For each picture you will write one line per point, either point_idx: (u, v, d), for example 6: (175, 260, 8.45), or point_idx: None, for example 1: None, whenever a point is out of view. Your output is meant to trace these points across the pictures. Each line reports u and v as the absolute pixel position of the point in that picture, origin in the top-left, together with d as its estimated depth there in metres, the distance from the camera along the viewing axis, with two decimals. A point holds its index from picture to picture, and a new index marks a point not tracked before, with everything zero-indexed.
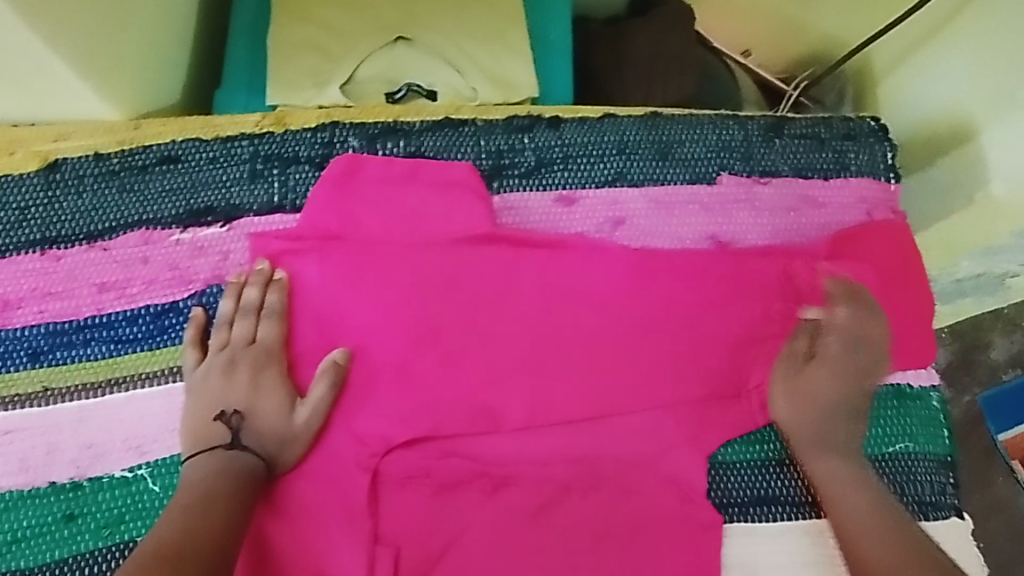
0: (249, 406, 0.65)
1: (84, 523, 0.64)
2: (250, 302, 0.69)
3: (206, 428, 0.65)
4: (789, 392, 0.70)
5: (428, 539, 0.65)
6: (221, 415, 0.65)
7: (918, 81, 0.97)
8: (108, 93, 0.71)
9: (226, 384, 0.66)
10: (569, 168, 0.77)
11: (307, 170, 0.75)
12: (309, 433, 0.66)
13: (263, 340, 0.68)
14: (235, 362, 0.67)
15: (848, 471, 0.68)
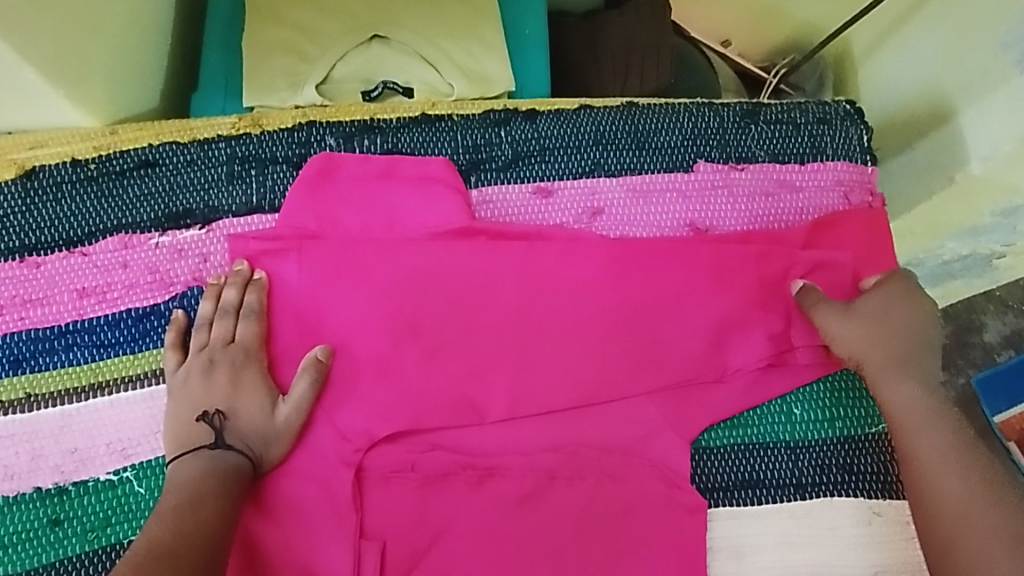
0: (230, 405, 0.65)
1: (71, 527, 0.64)
2: (228, 303, 0.69)
3: (190, 429, 0.65)
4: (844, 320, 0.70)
5: (415, 532, 0.65)
6: (204, 416, 0.65)
7: (893, 65, 0.98)
8: (82, 100, 0.71)
9: (208, 384, 0.66)
10: (546, 160, 0.78)
11: (284, 170, 0.76)
12: (292, 431, 0.66)
13: (242, 340, 0.68)
14: (216, 362, 0.67)
15: (919, 409, 0.67)
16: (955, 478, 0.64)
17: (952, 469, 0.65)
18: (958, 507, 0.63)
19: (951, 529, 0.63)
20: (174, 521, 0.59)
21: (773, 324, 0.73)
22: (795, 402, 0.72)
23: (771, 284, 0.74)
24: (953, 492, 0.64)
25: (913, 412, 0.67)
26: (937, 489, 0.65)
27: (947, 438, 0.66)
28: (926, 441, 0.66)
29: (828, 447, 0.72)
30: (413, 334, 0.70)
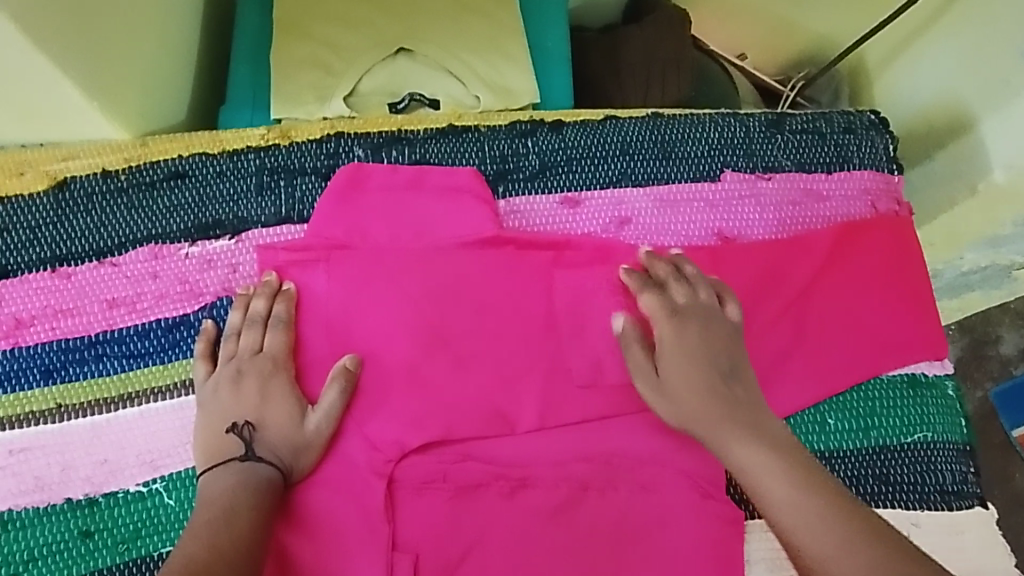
0: (259, 417, 0.65)
1: (101, 539, 0.64)
2: (257, 313, 0.69)
3: (220, 440, 0.64)
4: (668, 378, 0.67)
5: (447, 544, 0.64)
6: (233, 428, 0.65)
7: (910, 77, 0.98)
8: (115, 113, 0.72)
9: (237, 394, 0.66)
10: (573, 171, 0.78)
11: (313, 181, 0.76)
12: (321, 440, 0.65)
13: (270, 350, 0.68)
14: (244, 372, 0.67)
15: (744, 454, 0.63)
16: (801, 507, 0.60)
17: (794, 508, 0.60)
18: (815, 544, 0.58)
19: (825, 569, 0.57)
20: (207, 533, 0.58)
21: (803, 333, 0.72)
22: (828, 412, 0.71)
23: (800, 293, 0.74)
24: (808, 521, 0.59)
25: (743, 459, 0.63)
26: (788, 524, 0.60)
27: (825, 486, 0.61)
28: (766, 478, 0.62)
29: (863, 457, 0.71)
30: (442, 343, 0.70)
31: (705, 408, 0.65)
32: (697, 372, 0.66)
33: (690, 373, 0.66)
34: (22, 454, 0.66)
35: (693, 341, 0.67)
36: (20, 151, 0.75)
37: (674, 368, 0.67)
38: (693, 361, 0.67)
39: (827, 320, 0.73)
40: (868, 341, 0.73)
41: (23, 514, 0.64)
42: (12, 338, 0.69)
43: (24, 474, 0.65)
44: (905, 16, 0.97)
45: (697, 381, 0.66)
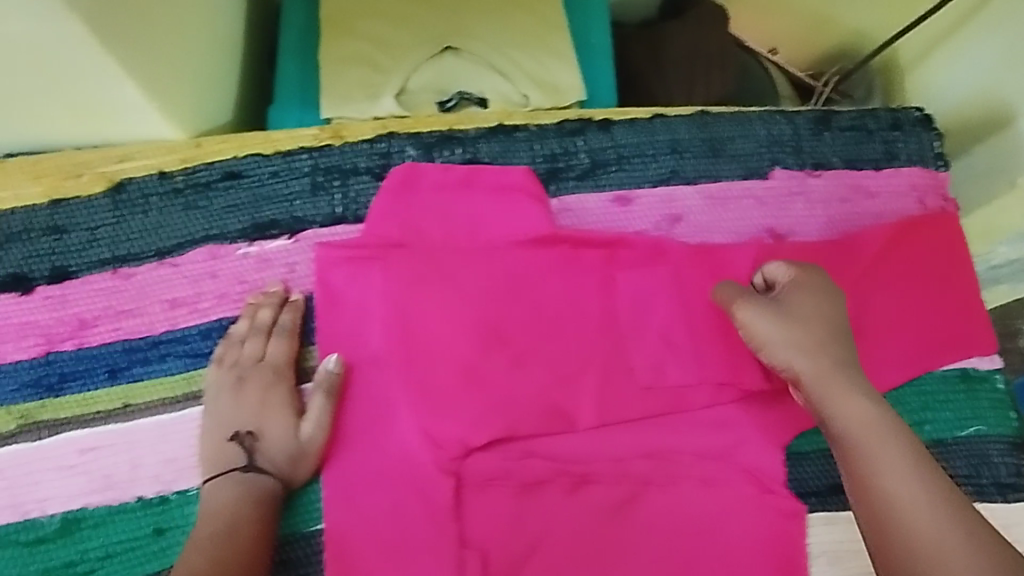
0: (259, 426, 0.67)
1: (174, 535, 0.64)
2: (262, 323, 0.70)
3: (220, 448, 0.66)
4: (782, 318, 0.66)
5: (513, 539, 0.65)
6: (235, 436, 0.66)
7: (944, 75, 0.99)
8: (171, 113, 0.73)
9: (238, 402, 0.67)
10: (624, 169, 0.79)
11: (367, 181, 0.76)
12: (317, 448, 0.66)
13: (273, 358, 0.70)
14: (245, 378, 0.68)
15: (864, 423, 0.61)
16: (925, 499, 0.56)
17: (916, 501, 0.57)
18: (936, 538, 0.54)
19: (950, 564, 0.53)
20: (213, 548, 0.60)
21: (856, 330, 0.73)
22: None
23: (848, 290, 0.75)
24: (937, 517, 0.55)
25: (864, 429, 0.60)
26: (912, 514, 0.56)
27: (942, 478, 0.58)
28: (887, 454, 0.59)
29: None
30: (500, 341, 0.71)
31: (814, 355, 0.64)
32: (819, 318, 0.66)
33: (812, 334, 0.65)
34: (91, 453, 0.66)
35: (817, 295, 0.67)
36: (76, 152, 0.75)
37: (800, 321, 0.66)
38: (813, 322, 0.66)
39: (878, 317, 0.74)
40: (920, 336, 0.74)
41: (95, 512, 0.65)
42: (76, 339, 0.70)
43: (94, 473, 0.66)
44: (937, 16, 0.97)
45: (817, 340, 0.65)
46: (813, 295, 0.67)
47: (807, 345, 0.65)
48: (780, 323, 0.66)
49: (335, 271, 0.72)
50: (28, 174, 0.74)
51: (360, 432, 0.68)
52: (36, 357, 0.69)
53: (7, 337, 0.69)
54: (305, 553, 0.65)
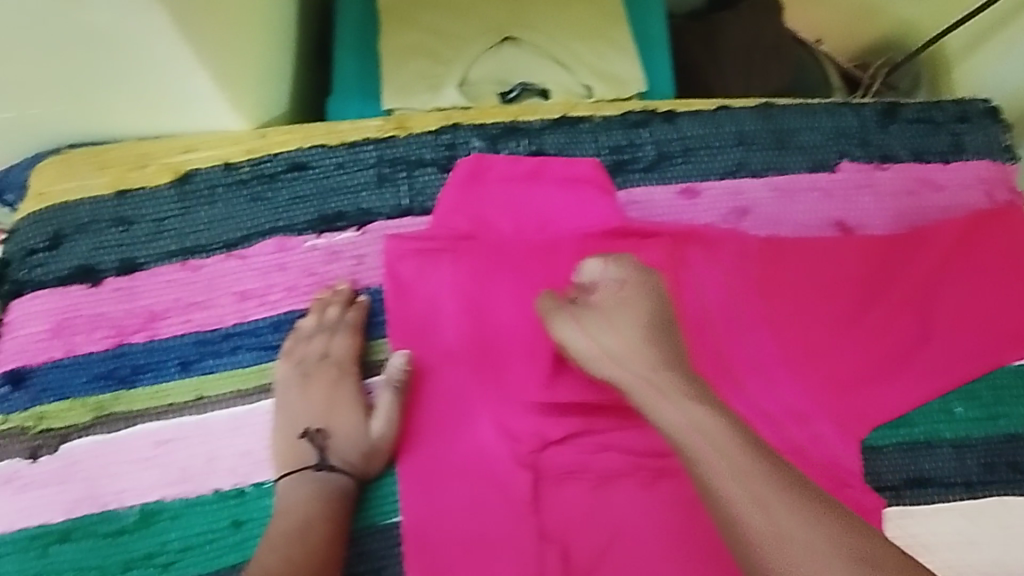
0: (327, 423, 0.66)
1: (252, 528, 0.64)
2: (328, 321, 0.69)
3: (293, 445, 0.65)
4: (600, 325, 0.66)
5: (593, 532, 0.65)
6: (306, 434, 0.66)
7: (999, 64, 0.98)
8: (237, 104, 0.73)
9: (306, 399, 0.67)
10: (690, 161, 0.78)
11: (433, 172, 0.76)
12: (388, 445, 0.66)
13: (337, 355, 0.68)
14: (310, 375, 0.67)
15: (695, 426, 0.58)
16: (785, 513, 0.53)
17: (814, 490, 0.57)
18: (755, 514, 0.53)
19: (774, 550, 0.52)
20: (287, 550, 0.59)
21: (926, 325, 0.73)
22: (954, 401, 0.72)
23: (917, 284, 0.74)
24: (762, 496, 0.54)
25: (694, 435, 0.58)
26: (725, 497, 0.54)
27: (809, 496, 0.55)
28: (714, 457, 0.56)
29: (994, 445, 0.71)
30: None
31: (636, 360, 0.63)
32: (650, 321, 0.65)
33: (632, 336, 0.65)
34: (167, 445, 0.66)
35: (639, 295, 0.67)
36: (141, 143, 0.75)
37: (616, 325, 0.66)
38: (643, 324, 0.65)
39: (948, 311, 0.74)
40: (992, 329, 0.73)
41: (173, 505, 0.64)
42: (147, 331, 0.69)
43: (170, 466, 0.65)
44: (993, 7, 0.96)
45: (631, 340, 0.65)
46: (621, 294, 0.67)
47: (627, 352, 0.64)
48: (592, 331, 0.65)
49: (404, 262, 0.72)
50: (93, 164, 0.74)
51: (435, 424, 0.68)
52: (107, 349, 0.69)
53: (78, 330, 0.69)
54: (382, 546, 0.64)
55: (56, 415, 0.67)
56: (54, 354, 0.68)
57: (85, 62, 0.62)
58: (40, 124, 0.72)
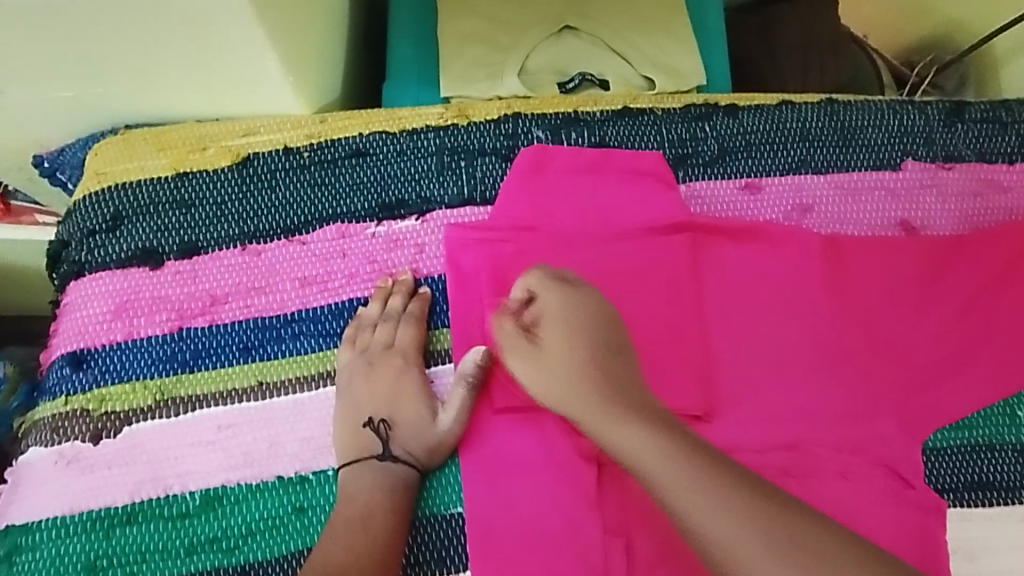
0: (392, 414, 0.67)
1: (315, 514, 0.64)
2: (394, 311, 0.69)
3: (356, 434, 0.65)
4: (528, 359, 0.66)
5: (657, 528, 0.64)
6: (369, 423, 0.66)
7: None
8: (300, 88, 0.72)
9: (370, 388, 0.67)
10: (753, 156, 0.77)
11: (494, 161, 0.75)
12: (452, 440, 0.66)
13: (401, 346, 0.69)
14: (375, 364, 0.67)
15: (605, 414, 0.61)
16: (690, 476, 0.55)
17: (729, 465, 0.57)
18: (691, 507, 0.54)
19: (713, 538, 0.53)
20: (351, 539, 0.60)
21: (992, 327, 0.72)
22: (1018, 405, 0.71)
23: (983, 286, 0.73)
24: (679, 481, 0.55)
25: (601, 422, 0.61)
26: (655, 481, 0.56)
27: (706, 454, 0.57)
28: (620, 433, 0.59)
29: None
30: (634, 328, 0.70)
31: (580, 390, 0.63)
32: (562, 353, 0.66)
33: (546, 369, 0.66)
34: (230, 430, 0.66)
35: (569, 313, 0.67)
36: (200, 126, 0.75)
37: (527, 365, 0.66)
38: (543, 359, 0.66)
39: (1014, 314, 0.73)
40: None
41: (236, 490, 0.64)
42: (208, 315, 0.69)
43: (233, 450, 0.65)
44: None
45: (548, 372, 0.65)
46: (562, 318, 0.67)
47: (570, 380, 0.64)
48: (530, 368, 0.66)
49: (467, 250, 0.71)
50: (153, 145, 0.74)
51: (498, 415, 0.67)
52: (168, 332, 0.68)
53: (140, 312, 0.69)
54: (445, 536, 0.64)
55: (118, 397, 0.66)
56: (115, 336, 0.68)
57: (154, 39, 0.61)
58: (101, 104, 0.72)
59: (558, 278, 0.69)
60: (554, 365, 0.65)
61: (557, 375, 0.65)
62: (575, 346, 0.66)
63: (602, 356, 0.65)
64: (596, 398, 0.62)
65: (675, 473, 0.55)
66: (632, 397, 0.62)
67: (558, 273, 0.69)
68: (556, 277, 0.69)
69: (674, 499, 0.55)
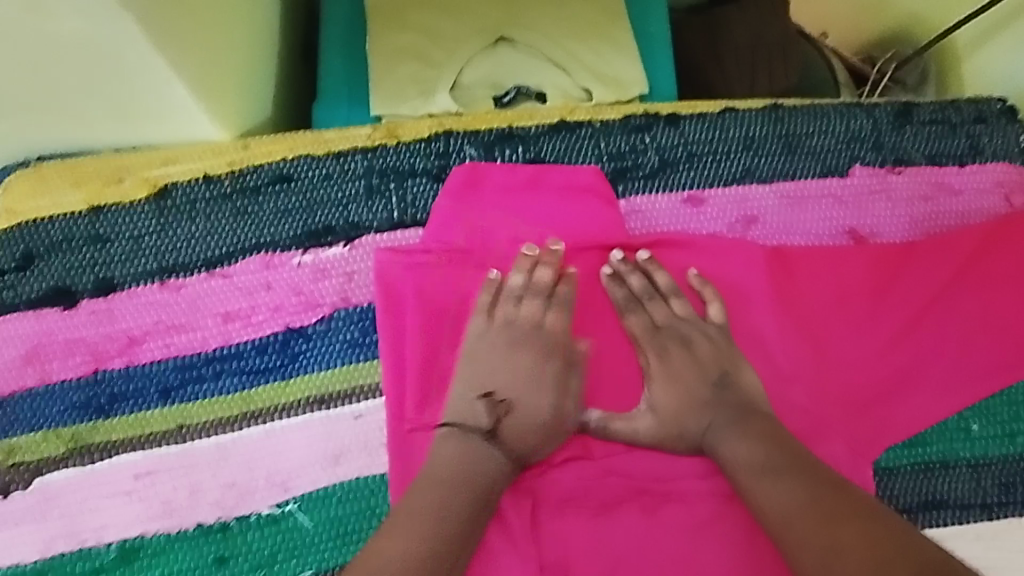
0: (517, 396, 0.64)
1: (237, 565, 0.61)
2: (545, 284, 0.66)
3: (473, 406, 0.63)
4: (672, 380, 0.65)
5: (595, 562, 0.62)
6: (486, 397, 0.63)
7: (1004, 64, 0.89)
8: (217, 114, 0.69)
9: (512, 371, 0.64)
10: (695, 167, 0.74)
11: (425, 183, 0.72)
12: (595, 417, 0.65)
13: (554, 327, 0.66)
14: (521, 344, 0.65)
15: (732, 420, 0.63)
16: (773, 461, 0.60)
17: (820, 467, 0.59)
18: (760, 492, 0.59)
19: (789, 532, 0.56)
20: None
21: (942, 338, 0.70)
22: (971, 418, 0.69)
23: (933, 295, 0.71)
24: (755, 484, 0.59)
25: (726, 428, 0.63)
26: (753, 492, 0.59)
27: (757, 446, 0.61)
28: (732, 442, 0.62)
29: (1011, 463, 0.68)
30: (572, 353, 0.68)
31: (702, 416, 0.64)
32: (691, 376, 0.65)
33: (683, 392, 0.65)
34: (148, 477, 0.63)
35: (674, 331, 0.67)
36: (118, 156, 0.72)
37: (662, 396, 0.65)
38: (685, 379, 0.65)
39: (966, 323, 0.70)
40: (1014, 343, 0.70)
41: (154, 541, 0.61)
42: (125, 357, 0.66)
43: (151, 499, 0.62)
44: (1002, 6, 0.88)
45: (686, 402, 0.65)
46: (682, 330, 0.67)
47: (697, 402, 0.64)
48: (658, 388, 0.66)
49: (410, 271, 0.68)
50: (68, 179, 0.70)
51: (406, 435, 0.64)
52: (84, 375, 0.65)
53: (52, 356, 0.66)
54: None
55: (28, 447, 0.63)
56: (28, 382, 0.65)
57: (53, 74, 0.58)
58: (8, 137, 0.68)
59: (625, 278, 0.69)
60: (686, 378, 0.65)
61: (692, 394, 0.65)
62: (682, 363, 0.66)
63: (693, 373, 0.65)
64: (701, 417, 0.64)
65: (755, 468, 0.60)
66: (727, 415, 0.63)
67: (621, 272, 0.69)
68: (621, 277, 0.69)
69: (749, 487, 0.60)
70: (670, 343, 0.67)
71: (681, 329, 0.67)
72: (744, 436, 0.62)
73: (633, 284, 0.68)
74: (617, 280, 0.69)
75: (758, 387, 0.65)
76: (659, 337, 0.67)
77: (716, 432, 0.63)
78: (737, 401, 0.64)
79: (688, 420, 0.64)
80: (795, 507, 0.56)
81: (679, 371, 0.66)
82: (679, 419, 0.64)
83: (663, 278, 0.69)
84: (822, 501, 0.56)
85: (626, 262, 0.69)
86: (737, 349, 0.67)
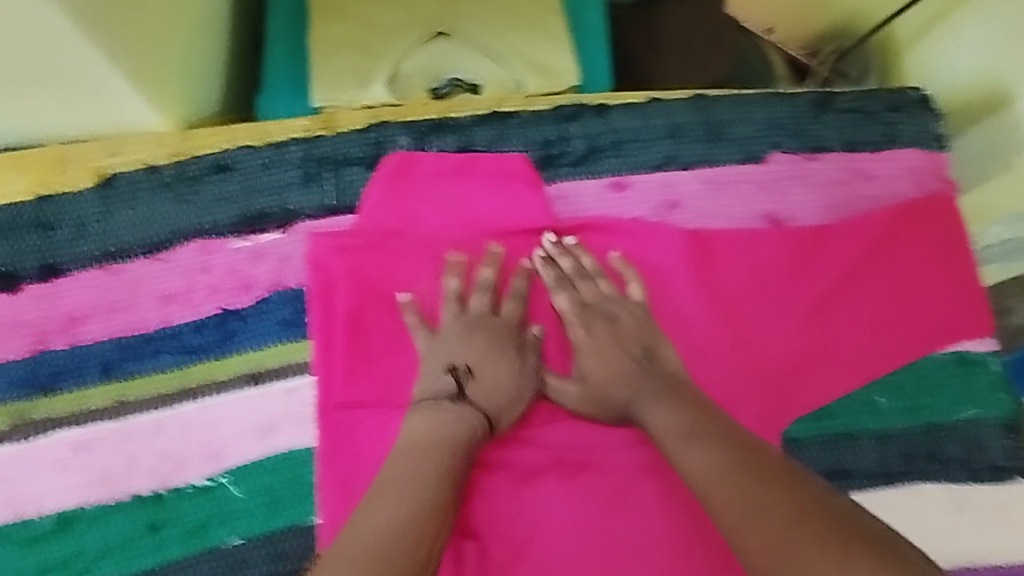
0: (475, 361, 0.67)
1: (170, 531, 0.65)
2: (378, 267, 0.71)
3: (442, 379, 0.66)
4: (597, 354, 0.68)
5: (510, 529, 0.66)
6: (454, 370, 0.67)
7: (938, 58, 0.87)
8: (162, 107, 0.70)
9: (455, 340, 0.68)
10: (621, 154, 0.78)
11: (359, 171, 0.75)
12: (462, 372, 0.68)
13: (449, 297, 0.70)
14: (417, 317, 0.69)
15: (656, 391, 0.65)
16: (694, 428, 0.62)
17: (746, 436, 0.60)
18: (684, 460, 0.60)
19: (714, 498, 0.56)
20: None
21: (852, 316, 0.73)
22: (877, 392, 0.72)
23: (846, 275, 0.74)
24: (676, 449, 0.61)
25: (643, 400, 0.65)
26: (676, 457, 0.61)
27: (676, 415, 0.63)
28: (653, 412, 0.64)
29: (914, 434, 0.72)
30: None
31: (623, 389, 0.67)
32: (614, 352, 0.68)
33: (608, 365, 0.68)
34: (87, 450, 0.66)
35: (598, 309, 0.70)
36: (63, 146, 0.73)
37: (591, 367, 0.68)
38: (608, 354, 0.68)
39: (875, 302, 0.74)
40: (919, 323, 0.74)
41: (92, 509, 0.65)
42: (67, 337, 0.69)
43: (90, 469, 0.66)
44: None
45: (610, 375, 0.67)
46: (610, 308, 0.70)
47: (620, 375, 0.67)
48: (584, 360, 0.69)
49: (353, 255, 0.71)
50: (12, 166, 0.72)
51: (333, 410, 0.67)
52: (26, 355, 0.68)
53: None
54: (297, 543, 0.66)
55: None
56: None
57: None
58: None
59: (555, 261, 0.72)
60: (608, 353, 0.68)
61: (614, 369, 0.67)
62: (605, 339, 0.68)
63: (615, 349, 0.68)
64: (627, 389, 0.66)
65: (678, 435, 0.62)
66: (648, 387, 0.66)
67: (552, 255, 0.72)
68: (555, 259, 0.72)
69: (676, 455, 0.61)
70: (592, 318, 0.70)
71: (608, 306, 0.70)
72: (666, 406, 0.64)
73: (564, 266, 0.72)
74: (547, 261, 0.72)
75: (677, 360, 0.68)
76: (586, 314, 0.70)
77: (637, 404, 0.66)
78: (658, 373, 0.67)
79: (610, 392, 0.67)
80: (719, 471, 0.57)
81: (603, 346, 0.68)
82: (604, 390, 0.67)
83: (588, 259, 0.72)
84: (748, 464, 0.57)
85: (558, 245, 0.73)
86: (656, 327, 0.70)
